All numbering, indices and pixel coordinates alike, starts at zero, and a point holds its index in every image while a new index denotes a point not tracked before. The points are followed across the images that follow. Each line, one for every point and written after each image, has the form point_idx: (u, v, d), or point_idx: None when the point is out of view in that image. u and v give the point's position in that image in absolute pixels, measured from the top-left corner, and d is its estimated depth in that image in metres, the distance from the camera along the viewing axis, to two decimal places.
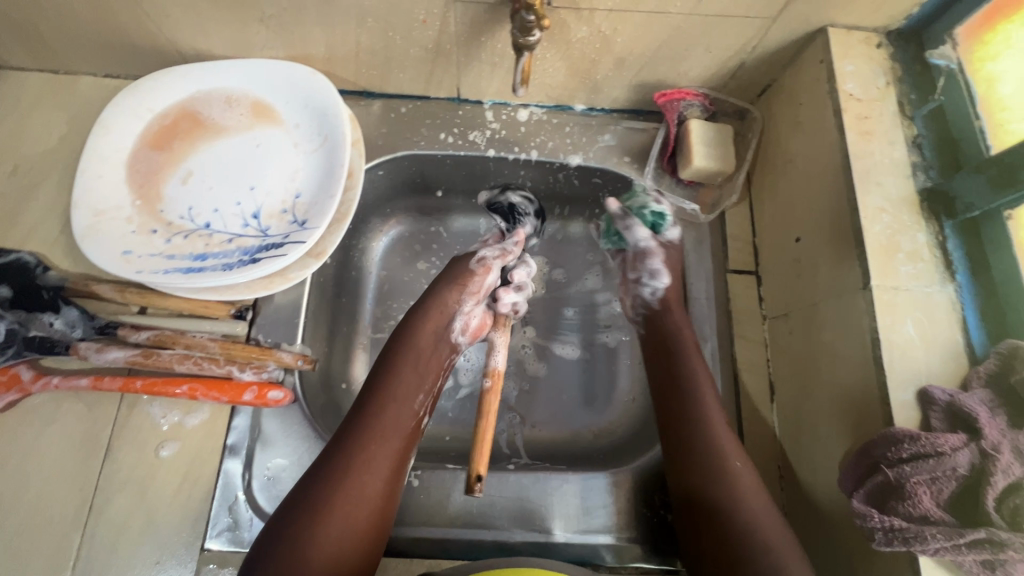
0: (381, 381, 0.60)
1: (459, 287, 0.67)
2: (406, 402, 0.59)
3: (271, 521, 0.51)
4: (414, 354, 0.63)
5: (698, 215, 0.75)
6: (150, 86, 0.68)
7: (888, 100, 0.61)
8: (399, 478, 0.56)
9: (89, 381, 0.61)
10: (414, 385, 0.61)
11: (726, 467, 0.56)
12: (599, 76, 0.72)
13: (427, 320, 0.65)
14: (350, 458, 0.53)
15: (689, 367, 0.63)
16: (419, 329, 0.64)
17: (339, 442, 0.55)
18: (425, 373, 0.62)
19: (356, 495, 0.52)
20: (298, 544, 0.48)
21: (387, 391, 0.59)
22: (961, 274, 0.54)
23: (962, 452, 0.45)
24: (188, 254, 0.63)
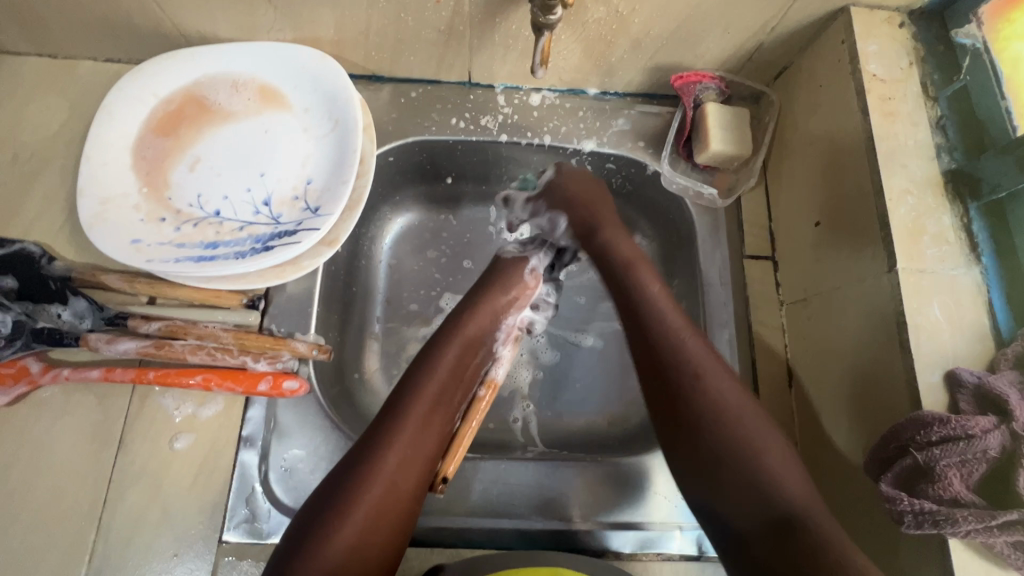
0: (416, 381, 0.58)
1: (508, 294, 0.67)
2: (442, 405, 0.58)
3: (297, 518, 0.50)
4: (454, 354, 0.61)
5: (715, 200, 0.74)
6: (154, 71, 0.66)
7: (911, 81, 0.60)
8: (427, 481, 0.55)
9: (101, 372, 0.60)
10: (451, 390, 0.59)
11: (708, 396, 0.53)
12: (614, 58, 0.71)
13: (474, 322, 0.64)
14: (383, 459, 0.52)
15: (665, 314, 0.59)
16: (462, 328, 0.63)
17: (371, 441, 0.53)
18: (462, 379, 0.61)
19: (384, 496, 0.51)
20: (318, 548, 0.47)
21: (422, 393, 0.57)
22: (986, 256, 0.54)
23: (993, 434, 0.45)
24: (198, 243, 0.62)
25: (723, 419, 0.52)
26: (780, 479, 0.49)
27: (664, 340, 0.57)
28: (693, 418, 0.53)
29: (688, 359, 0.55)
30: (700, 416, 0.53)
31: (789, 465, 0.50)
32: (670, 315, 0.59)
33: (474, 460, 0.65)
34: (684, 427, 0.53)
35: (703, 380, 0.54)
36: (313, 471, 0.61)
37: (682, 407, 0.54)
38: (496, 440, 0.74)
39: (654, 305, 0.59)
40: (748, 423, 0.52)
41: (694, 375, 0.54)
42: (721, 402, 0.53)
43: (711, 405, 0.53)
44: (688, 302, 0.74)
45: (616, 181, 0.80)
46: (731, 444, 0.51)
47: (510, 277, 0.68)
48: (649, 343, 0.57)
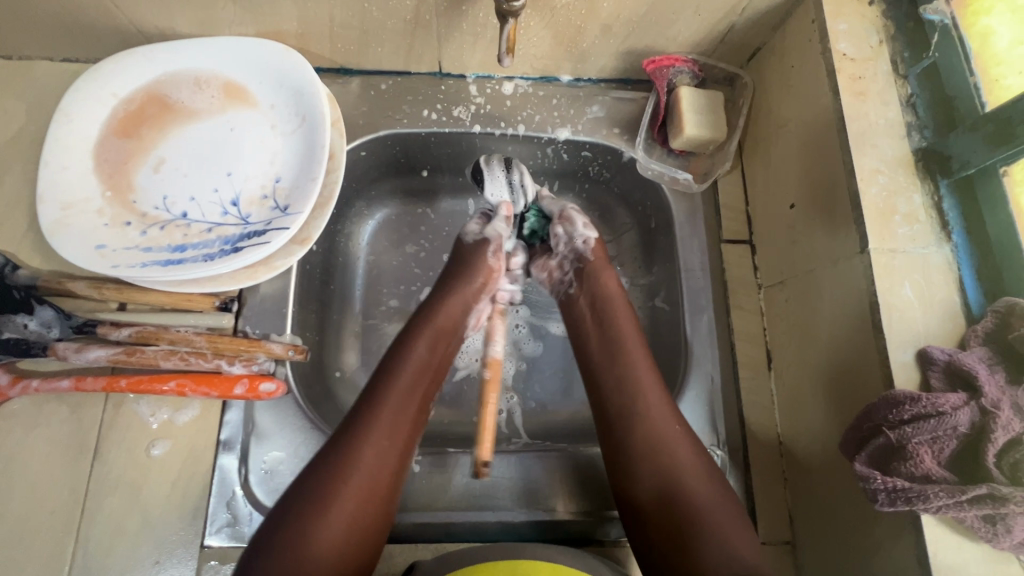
0: (387, 376, 0.57)
1: (477, 284, 0.67)
2: (414, 392, 0.57)
3: (271, 513, 0.49)
4: (426, 342, 0.61)
5: (691, 184, 0.73)
6: (112, 70, 0.64)
7: (881, 59, 0.60)
8: (403, 471, 0.54)
9: (72, 381, 0.59)
10: (425, 378, 0.59)
11: (647, 420, 0.57)
12: (585, 44, 0.70)
13: (443, 313, 0.64)
14: (358, 451, 0.52)
15: (675, 439, 0.56)
16: (435, 317, 0.63)
17: (345, 438, 0.52)
18: (433, 369, 0.60)
19: (363, 489, 0.51)
20: (302, 542, 0.47)
21: (395, 385, 0.56)
22: (956, 234, 0.54)
23: (963, 411, 0.45)
24: (166, 247, 0.61)
25: (679, 490, 0.53)
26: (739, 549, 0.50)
27: (645, 431, 0.56)
28: (705, 525, 0.51)
29: (691, 477, 0.54)
30: (647, 449, 0.55)
31: (744, 531, 0.51)
32: (640, 370, 0.60)
33: (457, 454, 0.65)
34: (634, 445, 0.56)
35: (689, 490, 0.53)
36: (294, 472, 0.61)
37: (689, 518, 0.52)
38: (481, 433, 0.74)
39: (629, 408, 0.58)
40: (694, 469, 0.54)
41: (687, 480, 0.54)
42: (682, 464, 0.54)
43: (649, 427, 0.56)
44: (667, 288, 0.74)
45: (593, 169, 0.80)
46: (693, 512, 0.52)
47: (480, 270, 0.68)
48: (624, 424, 0.57)
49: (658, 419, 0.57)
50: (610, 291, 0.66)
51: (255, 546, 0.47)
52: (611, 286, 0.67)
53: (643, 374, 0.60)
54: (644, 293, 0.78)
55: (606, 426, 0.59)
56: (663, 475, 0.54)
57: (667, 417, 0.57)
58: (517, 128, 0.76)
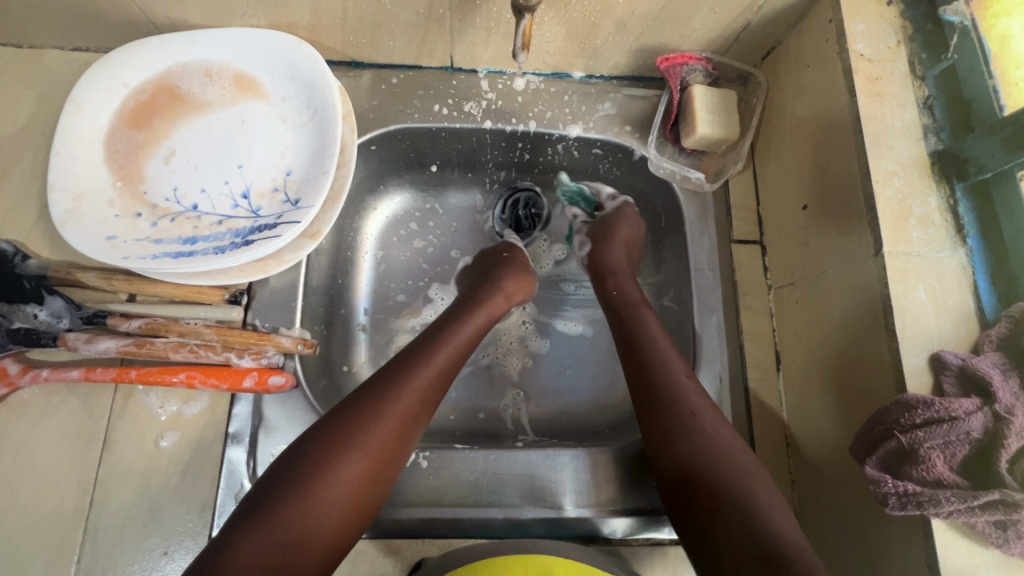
0: (430, 344, 0.59)
1: (525, 282, 0.72)
2: (455, 359, 0.60)
3: (297, 443, 0.50)
4: (469, 320, 0.64)
5: (703, 183, 0.73)
6: (123, 59, 0.64)
7: (899, 60, 0.59)
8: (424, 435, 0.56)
9: (81, 372, 0.59)
10: (462, 352, 0.61)
11: (668, 373, 0.59)
12: (599, 40, 0.69)
13: (490, 298, 0.67)
14: (394, 401, 0.53)
15: (719, 428, 0.55)
16: (485, 302, 0.67)
17: (383, 384, 0.54)
18: (472, 347, 0.63)
19: (388, 438, 0.51)
20: (324, 474, 0.48)
21: (440, 350, 0.59)
22: (972, 238, 0.54)
23: (976, 417, 0.45)
24: (176, 239, 0.60)
25: (699, 446, 0.53)
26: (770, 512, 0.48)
27: (691, 417, 0.55)
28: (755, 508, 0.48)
29: (744, 462, 0.52)
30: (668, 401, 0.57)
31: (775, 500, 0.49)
32: (661, 336, 0.63)
33: (465, 451, 0.65)
34: (659, 399, 0.57)
35: (733, 477, 0.51)
36: None
37: (734, 491, 0.49)
38: (487, 429, 0.74)
39: (668, 375, 0.59)
40: (710, 426, 0.55)
41: (736, 463, 0.52)
42: (701, 419, 0.55)
43: (669, 379, 0.58)
44: (677, 287, 0.74)
45: (603, 167, 0.80)
46: (715, 467, 0.51)
47: (524, 271, 0.73)
48: (657, 387, 0.58)
49: (679, 376, 0.59)
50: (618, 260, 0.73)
51: (276, 472, 0.48)
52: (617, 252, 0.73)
53: (663, 339, 0.62)
54: (653, 291, 0.78)
55: (650, 411, 0.57)
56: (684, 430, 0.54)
57: (710, 410, 0.56)
58: (530, 124, 0.75)
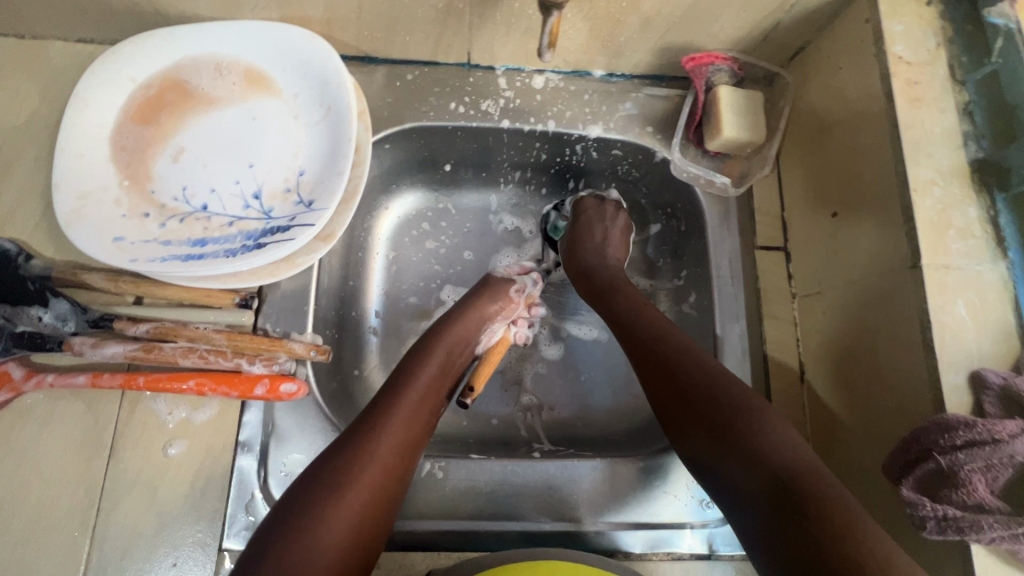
0: (399, 383, 0.57)
1: (499, 303, 0.69)
2: (427, 395, 0.58)
3: (277, 504, 0.47)
4: (439, 352, 0.62)
5: (727, 187, 0.71)
6: (130, 52, 0.61)
7: (939, 64, 0.57)
8: (410, 473, 0.53)
9: (88, 378, 0.57)
10: (435, 385, 0.59)
11: (645, 317, 0.60)
12: (623, 38, 0.67)
13: (462, 326, 0.65)
14: (371, 443, 0.51)
15: (712, 365, 0.54)
16: (455, 328, 0.65)
17: (355, 435, 0.51)
18: (444, 380, 0.61)
19: (371, 482, 0.49)
20: (311, 528, 0.44)
21: (410, 387, 0.57)
22: (1013, 251, 0.52)
23: (1020, 440, 0.43)
24: (185, 240, 0.58)
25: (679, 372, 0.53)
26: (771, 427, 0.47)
27: (683, 361, 0.54)
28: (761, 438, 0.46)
29: (728, 381, 0.51)
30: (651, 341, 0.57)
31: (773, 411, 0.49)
32: (647, 305, 0.62)
33: (480, 461, 0.63)
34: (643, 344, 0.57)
35: (734, 408, 0.49)
36: None
37: (734, 425, 0.48)
38: (500, 437, 0.72)
39: (644, 323, 0.59)
40: (688, 353, 0.55)
41: (728, 387, 0.51)
42: (683, 353, 0.55)
43: (647, 324, 0.59)
44: (698, 294, 0.73)
45: (622, 168, 0.77)
46: (703, 390, 0.51)
47: (495, 293, 0.70)
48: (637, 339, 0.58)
49: (655, 319, 0.60)
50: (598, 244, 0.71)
51: (260, 534, 0.45)
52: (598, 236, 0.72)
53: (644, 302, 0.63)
54: (672, 297, 0.77)
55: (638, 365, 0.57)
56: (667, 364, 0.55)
57: (700, 351, 0.56)
58: (549, 124, 0.73)
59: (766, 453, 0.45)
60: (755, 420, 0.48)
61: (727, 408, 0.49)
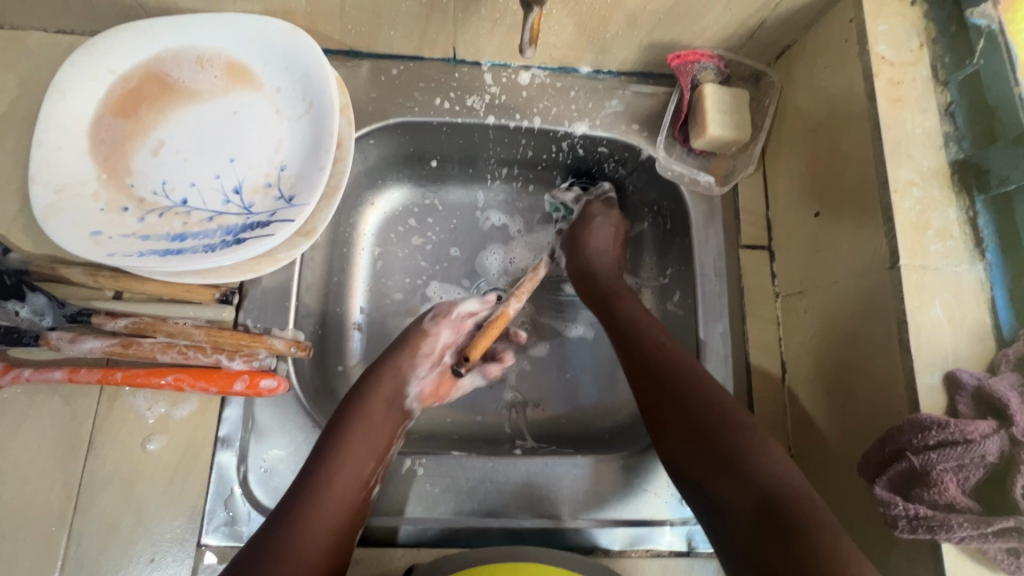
0: (317, 461, 0.53)
1: (411, 351, 0.65)
2: (340, 492, 0.52)
3: None
4: (364, 418, 0.58)
5: (712, 187, 0.71)
6: (110, 44, 0.61)
7: (922, 64, 0.57)
8: (342, 555, 0.50)
9: (65, 373, 0.57)
10: (364, 456, 0.55)
11: (637, 327, 0.61)
12: (608, 35, 0.66)
13: (374, 389, 0.60)
14: (292, 535, 0.47)
15: (708, 383, 0.55)
16: (370, 393, 0.60)
17: (275, 533, 0.47)
18: (376, 449, 0.57)
19: None
20: None
21: (336, 461, 0.53)
22: (991, 252, 0.52)
23: (992, 440, 0.44)
24: (164, 235, 0.58)
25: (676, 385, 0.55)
26: (769, 460, 0.48)
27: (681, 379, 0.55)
28: (747, 458, 0.48)
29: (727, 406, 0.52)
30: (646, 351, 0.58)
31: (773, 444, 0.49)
32: (639, 309, 0.64)
33: (460, 458, 0.63)
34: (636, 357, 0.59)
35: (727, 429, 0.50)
36: (294, 472, 0.59)
37: (727, 442, 0.49)
38: (483, 433, 0.72)
39: (639, 333, 0.61)
40: (681, 367, 0.56)
41: (724, 408, 0.52)
42: (678, 364, 0.56)
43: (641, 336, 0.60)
44: (682, 292, 0.73)
45: (609, 165, 0.77)
46: (700, 408, 0.52)
47: (409, 343, 0.65)
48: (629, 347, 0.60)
49: (647, 326, 0.61)
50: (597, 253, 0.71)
51: None
52: (597, 246, 0.72)
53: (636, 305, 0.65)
54: (657, 295, 0.77)
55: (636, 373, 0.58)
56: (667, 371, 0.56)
57: (700, 368, 0.56)
58: (534, 120, 0.72)
59: (733, 453, 0.48)
60: (755, 449, 0.48)
61: (731, 431, 0.50)
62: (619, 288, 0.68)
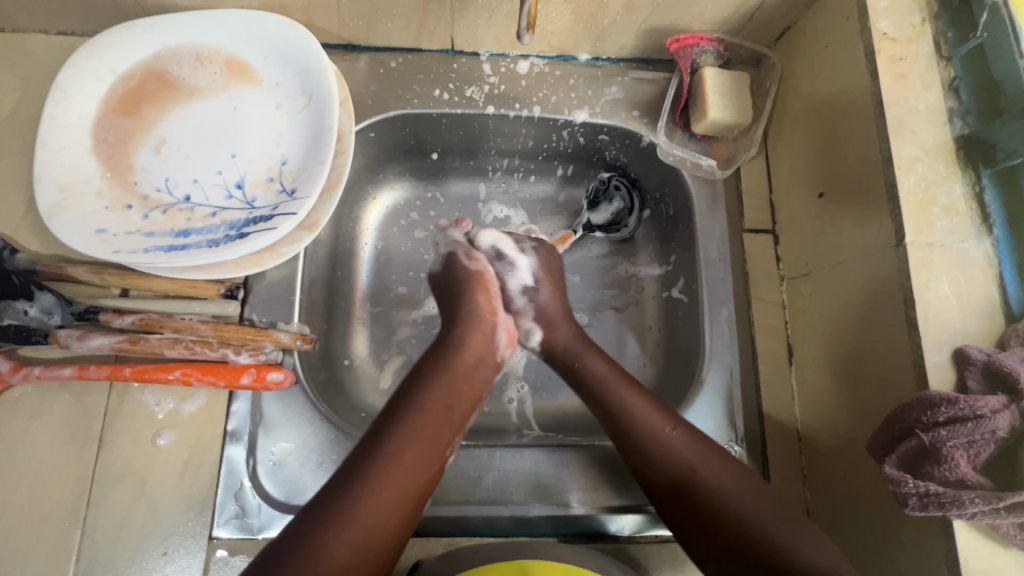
0: (406, 410, 0.54)
1: (481, 291, 0.65)
2: (422, 452, 0.52)
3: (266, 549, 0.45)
4: (449, 373, 0.58)
5: (714, 171, 0.70)
6: (109, 43, 0.61)
7: (925, 39, 0.56)
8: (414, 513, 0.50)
9: (73, 370, 0.57)
10: (445, 416, 0.55)
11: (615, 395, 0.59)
12: (606, 20, 0.66)
13: (464, 337, 0.61)
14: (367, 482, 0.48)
15: (718, 464, 0.53)
16: (459, 342, 0.61)
17: (352, 475, 0.48)
18: (458, 407, 0.57)
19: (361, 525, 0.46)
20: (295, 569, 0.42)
21: (418, 417, 0.53)
22: (998, 227, 0.52)
23: (1003, 415, 0.43)
24: (168, 231, 0.58)
25: (665, 456, 0.54)
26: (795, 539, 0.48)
27: (733, 509, 0.50)
28: (767, 542, 0.48)
29: (739, 491, 0.51)
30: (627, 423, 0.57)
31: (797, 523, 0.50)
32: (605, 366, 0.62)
33: (470, 448, 0.63)
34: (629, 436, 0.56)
35: (787, 549, 0.47)
36: (302, 464, 0.60)
37: (751, 527, 0.49)
38: (491, 424, 0.72)
39: (625, 410, 0.58)
40: (679, 450, 0.54)
41: (726, 493, 0.51)
42: (665, 443, 0.54)
43: (630, 413, 0.57)
44: (686, 278, 0.72)
45: (610, 153, 0.77)
46: (711, 497, 0.51)
47: (480, 285, 0.66)
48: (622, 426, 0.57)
49: (618, 395, 0.59)
50: (549, 308, 0.67)
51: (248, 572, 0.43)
52: (547, 298, 0.67)
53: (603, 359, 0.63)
54: (661, 282, 0.77)
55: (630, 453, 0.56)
56: (656, 444, 0.55)
57: (701, 446, 0.54)
58: (535, 109, 0.72)
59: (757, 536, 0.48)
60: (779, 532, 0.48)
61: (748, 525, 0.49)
62: (583, 350, 0.64)
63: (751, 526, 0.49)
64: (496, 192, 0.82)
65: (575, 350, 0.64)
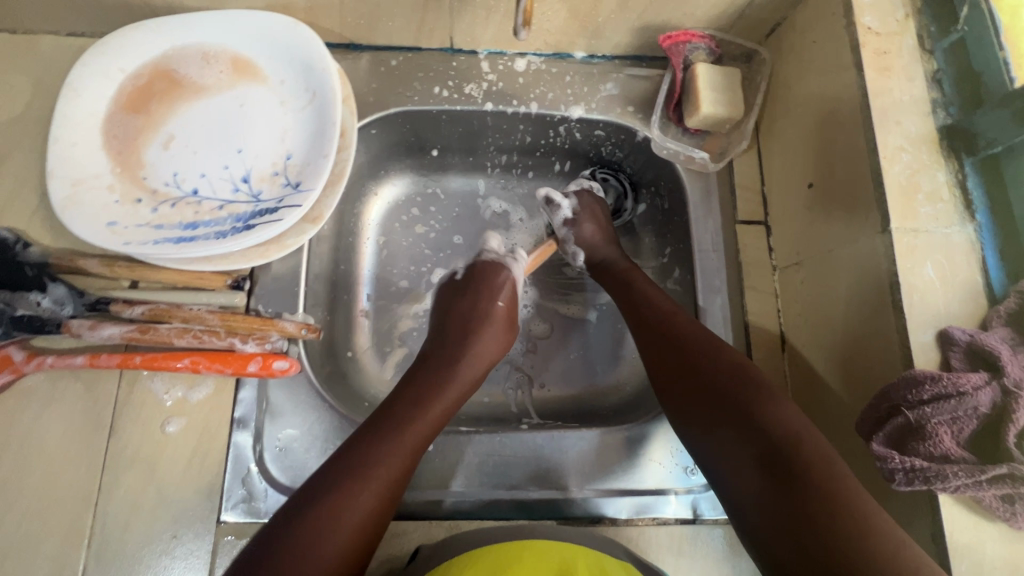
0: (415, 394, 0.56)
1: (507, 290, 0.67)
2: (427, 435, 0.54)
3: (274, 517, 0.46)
4: (456, 364, 0.60)
5: (707, 163, 0.72)
6: (119, 43, 0.63)
7: (908, 33, 0.58)
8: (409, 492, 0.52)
9: (86, 358, 0.59)
10: (449, 403, 0.58)
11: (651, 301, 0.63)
12: (600, 18, 0.68)
13: (479, 332, 0.64)
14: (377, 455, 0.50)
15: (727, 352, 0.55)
16: (471, 334, 0.63)
17: (360, 448, 0.50)
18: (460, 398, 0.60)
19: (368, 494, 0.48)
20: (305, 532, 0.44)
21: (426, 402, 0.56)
22: (980, 213, 0.53)
23: (984, 391, 0.45)
24: (177, 224, 0.60)
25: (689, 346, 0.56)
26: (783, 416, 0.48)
27: (767, 389, 0.50)
28: (759, 412, 0.48)
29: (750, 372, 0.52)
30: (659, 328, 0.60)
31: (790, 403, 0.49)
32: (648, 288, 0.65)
33: (469, 435, 0.65)
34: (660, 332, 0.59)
35: (776, 425, 0.47)
36: (307, 450, 0.61)
37: (745, 401, 0.49)
38: (490, 413, 0.73)
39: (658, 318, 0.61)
40: (702, 340, 0.56)
41: (737, 372, 0.52)
42: (692, 336, 0.57)
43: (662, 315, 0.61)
44: (682, 268, 0.74)
45: (606, 148, 0.79)
46: (716, 378, 0.52)
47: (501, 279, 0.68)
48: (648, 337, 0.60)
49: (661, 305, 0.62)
50: (592, 239, 0.73)
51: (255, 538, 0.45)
52: (589, 230, 0.73)
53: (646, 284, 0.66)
54: (657, 274, 0.78)
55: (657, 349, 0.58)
56: (689, 334, 0.57)
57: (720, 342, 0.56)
58: (533, 105, 0.74)
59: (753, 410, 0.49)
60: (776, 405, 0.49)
61: (760, 395, 0.49)
62: (630, 267, 0.70)
63: (758, 411, 0.49)
64: (495, 186, 0.84)
65: (621, 266, 0.70)
